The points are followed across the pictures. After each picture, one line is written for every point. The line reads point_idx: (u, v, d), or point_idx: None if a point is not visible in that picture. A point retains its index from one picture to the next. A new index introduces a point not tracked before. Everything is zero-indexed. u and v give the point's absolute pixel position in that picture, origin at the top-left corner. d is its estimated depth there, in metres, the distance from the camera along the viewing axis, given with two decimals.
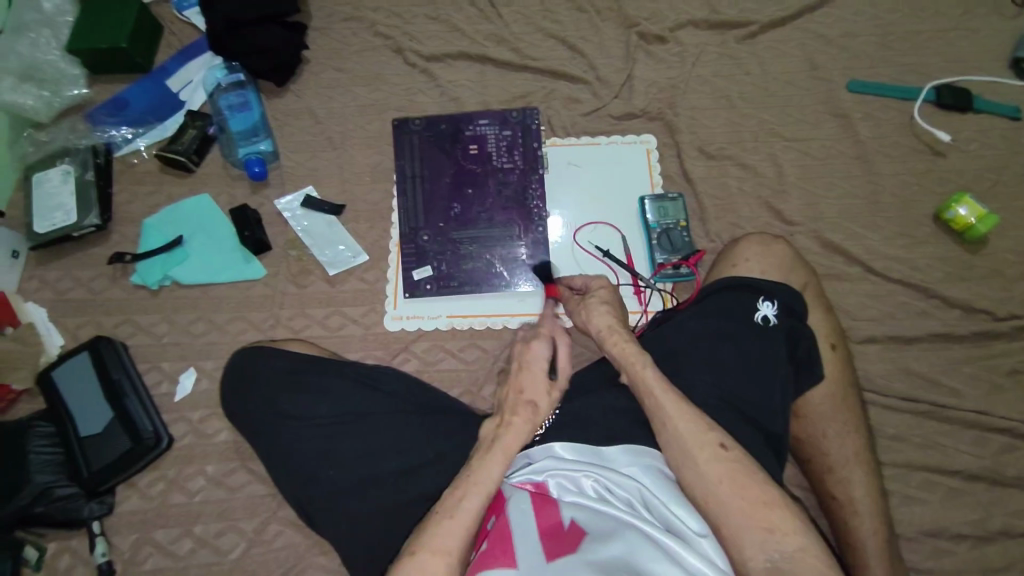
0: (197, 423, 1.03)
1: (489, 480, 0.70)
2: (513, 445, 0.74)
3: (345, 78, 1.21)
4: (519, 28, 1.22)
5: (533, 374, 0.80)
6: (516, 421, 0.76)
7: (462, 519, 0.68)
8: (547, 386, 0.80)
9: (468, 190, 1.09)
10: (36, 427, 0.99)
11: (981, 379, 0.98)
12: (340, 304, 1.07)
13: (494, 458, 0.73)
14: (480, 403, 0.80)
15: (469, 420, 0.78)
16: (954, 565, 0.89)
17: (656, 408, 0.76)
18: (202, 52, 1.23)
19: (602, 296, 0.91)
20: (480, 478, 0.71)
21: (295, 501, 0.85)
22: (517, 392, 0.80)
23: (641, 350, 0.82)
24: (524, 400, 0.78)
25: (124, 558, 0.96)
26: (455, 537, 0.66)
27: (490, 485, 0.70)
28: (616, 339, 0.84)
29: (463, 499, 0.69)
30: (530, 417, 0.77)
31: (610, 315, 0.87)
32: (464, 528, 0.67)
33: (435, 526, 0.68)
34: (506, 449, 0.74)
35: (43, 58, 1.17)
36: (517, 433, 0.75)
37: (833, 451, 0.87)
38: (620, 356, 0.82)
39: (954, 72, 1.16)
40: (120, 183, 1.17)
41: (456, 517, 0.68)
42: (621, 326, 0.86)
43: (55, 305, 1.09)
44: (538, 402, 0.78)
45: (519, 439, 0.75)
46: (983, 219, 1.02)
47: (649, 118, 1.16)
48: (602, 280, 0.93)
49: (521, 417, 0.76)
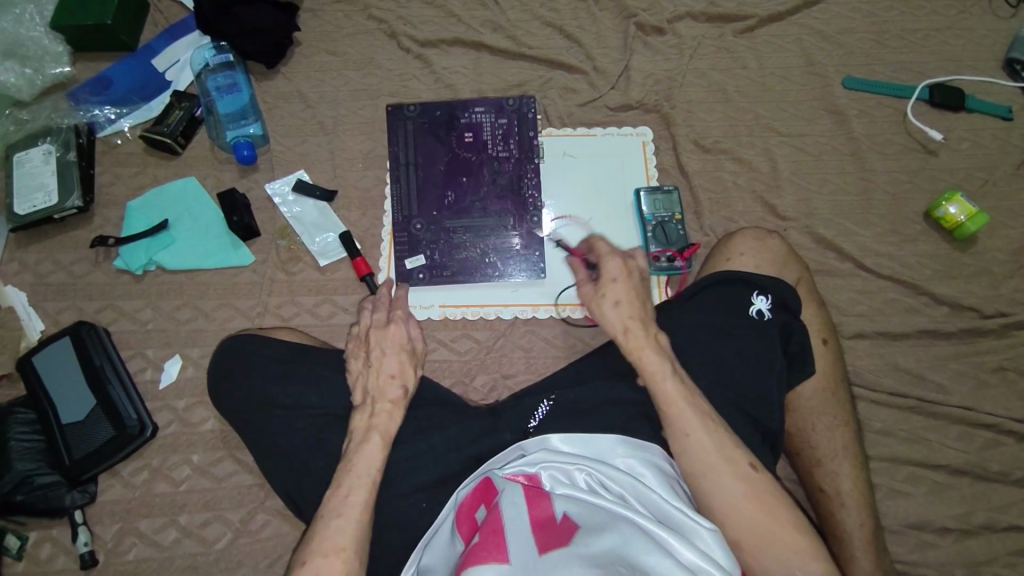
0: (182, 411, 1.01)
1: (371, 470, 0.74)
2: (388, 430, 0.78)
3: (337, 62, 1.18)
4: (515, 15, 1.21)
5: (389, 356, 0.84)
6: (386, 408, 0.80)
7: (350, 515, 0.71)
8: (410, 365, 0.85)
9: (462, 178, 1.08)
10: (17, 413, 0.98)
11: (967, 375, 1.00)
12: (331, 293, 1.06)
13: (372, 443, 0.77)
14: (392, 390, 0.82)
15: (381, 410, 0.80)
16: (938, 558, 0.91)
17: (677, 419, 0.74)
18: (189, 31, 1.19)
19: (620, 291, 0.84)
20: (361, 471, 0.74)
21: (282, 491, 0.83)
22: (378, 374, 0.83)
23: (661, 358, 0.78)
24: (394, 383, 0.82)
25: (107, 547, 0.94)
26: (343, 532, 0.70)
27: (371, 475, 0.74)
28: (638, 345, 0.80)
29: (357, 490, 0.73)
30: (398, 399, 0.81)
31: (625, 312, 0.82)
32: (354, 524, 0.71)
33: (327, 526, 0.71)
34: (384, 433, 0.78)
35: (27, 35, 1.14)
36: (388, 418, 0.79)
37: (822, 444, 0.88)
38: (638, 361, 0.79)
39: (947, 70, 1.17)
40: (103, 164, 1.14)
41: (344, 515, 0.71)
42: (643, 327, 0.81)
43: (35, 288, 1.07)
44: (405, 386, 0.83)
45: (392, 425, 0.79)
46: (973, 217, 1.03)
47: (645, 110, 1.15)
48: (619, 265, 0.86)
49: (389, 403, 0.80)
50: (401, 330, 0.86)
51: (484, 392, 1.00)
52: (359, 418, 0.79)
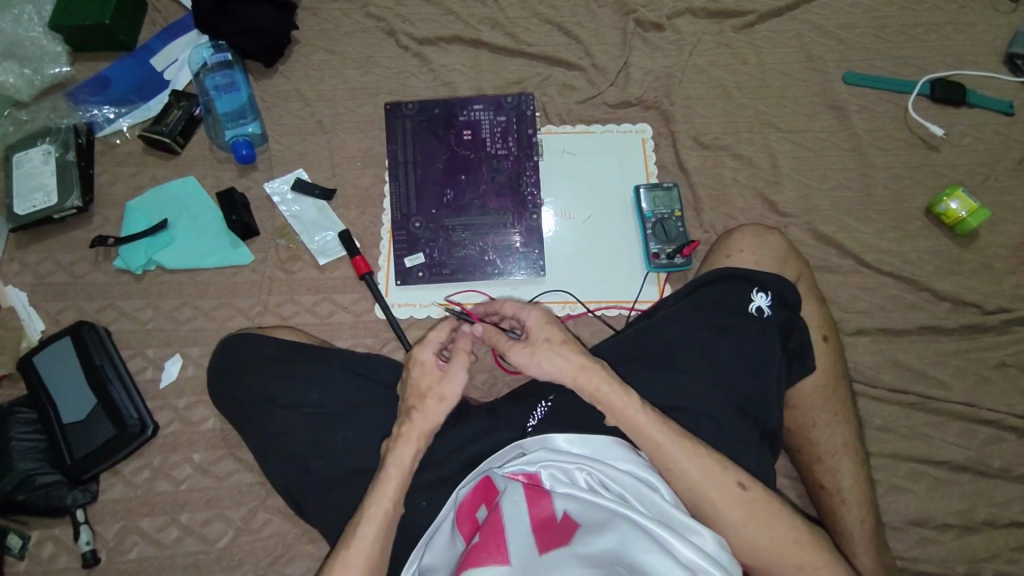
0: (183, 410, 1.01)
1: (382, 502, 0.71)
2: (405, 458, 0.74)
3: (335, 60, 1.18)
4: (514, 13, 1.20)
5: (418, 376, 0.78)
6: (406, 430, 0.75)
7: (360, 548, 0.70)
8: (433, 389, 0.77)
9: (461, 176, 1.08)
10: (18, 413, 0.98)
11: (969, 372, 0.99)
12: (330, 291, 1.06)
13: (388, 475, 0.73)
14: (409, 414, 0.76)
15: (400, 433, 0.75)
16: (940, 555, 0.90)
17: (658, 452, 0.72)
18: (188, 30, 1.19)
19: (553, 334, 0.79)
20: (373, 501, 0.72)
21: (282, 490, 0.84)
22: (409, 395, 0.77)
23: (627, 392, 0.74)
24: (415, 407, 0.76)
25: (109, 546, 0.95)
26: (357, 565, 0.69)
27: (384, 507, 0.71)
28: (600, 386, 0.75)
29: (366, 523, 0.71)
30: (417, 427, 0.75)
31: (573, 353, 0.77)
32: (365, 556, 0.70)
33: (344, 558, 0.70)
34: (400, 463, 0.73)
35: (25, 35, 1.14)
36: (405, 443, 0.74)
37: (822, 441, 0.87)
38: (605, 401, 0.74)
39: (948, 65, 1.16)
40: (102, 164, 1.14)
41: (354, 547, 0.70)
42: (595, 363, 0.76)
43: (35, 288, 1.07)
44: (426, 411, 0.76)
45: (410, 452, 0.74)
46: (974, 213, 1.03)
47: (644, 106, 1.15)
48: (539, 313, 0.81)
49: (408, 427, 0.75)
50: (427, 349, 0.78)
51: (484, 390, 1.00)
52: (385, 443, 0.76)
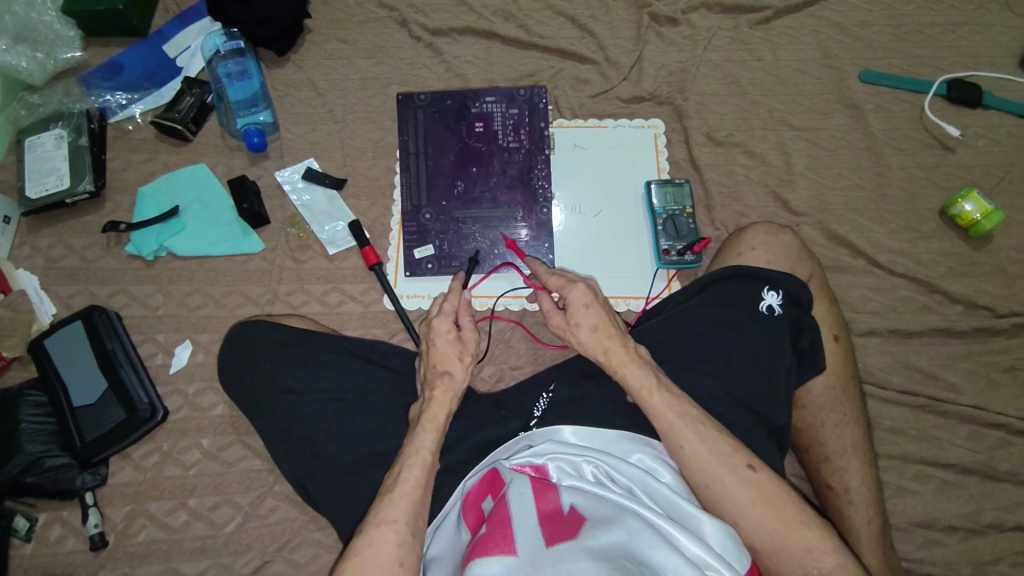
0: (192, 396, 1.02)
1: (424, 448, 0.72)
2: (438, 415, 0.76)
3: (347, 50, 1.18)
4: (527, 4, 1.19)
5: (438, 348, 0.81)
6: (438, 394, 0.77)
7: (404, 488, 0.70)
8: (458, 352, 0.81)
9: (472, 168, 1.08)
10: (27, 396, 0.98)
11: (980, 375, 0.99)
12: (339, 281, 1.06)
13: (425, 428, 0.74)
14: (438, 377, 0.78)
15: (430, 396, 0.77)
16: (946, 556, 0.90)
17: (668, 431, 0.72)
18: (201, 17, 1.19)
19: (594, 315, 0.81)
20: (416, 450, 0.73)
21: (291, 476, 0.84)
22: (430, 365, 0.80)
23: (643, 368, 0.76)
24: (438, 370, 0.79)
25: (117, 529, 0.96)
26: (403, 506, 0.68)
27: (425, 457, 0.72)
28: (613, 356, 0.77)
29: (410, 467, 0.71)
30: (449, 388, 0.78)
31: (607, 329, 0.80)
32: (406, 497, 0.69)
33: (386, 500, 0.69)
34: (434, 419, 0.75)
35: (37, 18, 1.12)
36: (440, 405, 0.77)
37: (831, 441, 0.87)
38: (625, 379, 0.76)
39: (965, 66, 1.15)
40: (114, 150, 1.14)
41: (395, 489, 0.70)
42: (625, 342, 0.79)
43: (46, 272, 1.07)
44: (454, 372, 0.79)
45: (442, 412, 0.76)
46: (988, 215, 1.02)
47: (657, 101, 1.14)
48: (585, 290, 0.82)
49: (441, 387, 0.77)
50: (445, 321, 0.81)
51: (491, 381, 1.01)
52: (417, 407, 0.78)
